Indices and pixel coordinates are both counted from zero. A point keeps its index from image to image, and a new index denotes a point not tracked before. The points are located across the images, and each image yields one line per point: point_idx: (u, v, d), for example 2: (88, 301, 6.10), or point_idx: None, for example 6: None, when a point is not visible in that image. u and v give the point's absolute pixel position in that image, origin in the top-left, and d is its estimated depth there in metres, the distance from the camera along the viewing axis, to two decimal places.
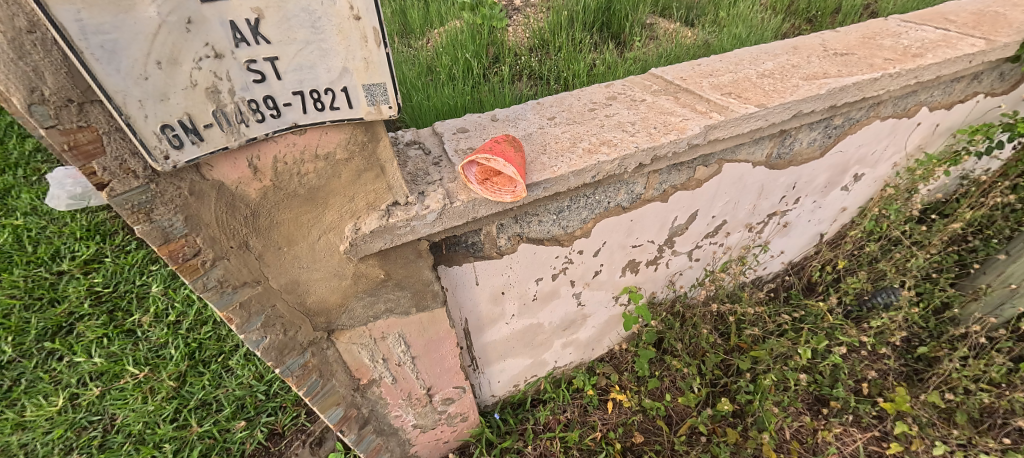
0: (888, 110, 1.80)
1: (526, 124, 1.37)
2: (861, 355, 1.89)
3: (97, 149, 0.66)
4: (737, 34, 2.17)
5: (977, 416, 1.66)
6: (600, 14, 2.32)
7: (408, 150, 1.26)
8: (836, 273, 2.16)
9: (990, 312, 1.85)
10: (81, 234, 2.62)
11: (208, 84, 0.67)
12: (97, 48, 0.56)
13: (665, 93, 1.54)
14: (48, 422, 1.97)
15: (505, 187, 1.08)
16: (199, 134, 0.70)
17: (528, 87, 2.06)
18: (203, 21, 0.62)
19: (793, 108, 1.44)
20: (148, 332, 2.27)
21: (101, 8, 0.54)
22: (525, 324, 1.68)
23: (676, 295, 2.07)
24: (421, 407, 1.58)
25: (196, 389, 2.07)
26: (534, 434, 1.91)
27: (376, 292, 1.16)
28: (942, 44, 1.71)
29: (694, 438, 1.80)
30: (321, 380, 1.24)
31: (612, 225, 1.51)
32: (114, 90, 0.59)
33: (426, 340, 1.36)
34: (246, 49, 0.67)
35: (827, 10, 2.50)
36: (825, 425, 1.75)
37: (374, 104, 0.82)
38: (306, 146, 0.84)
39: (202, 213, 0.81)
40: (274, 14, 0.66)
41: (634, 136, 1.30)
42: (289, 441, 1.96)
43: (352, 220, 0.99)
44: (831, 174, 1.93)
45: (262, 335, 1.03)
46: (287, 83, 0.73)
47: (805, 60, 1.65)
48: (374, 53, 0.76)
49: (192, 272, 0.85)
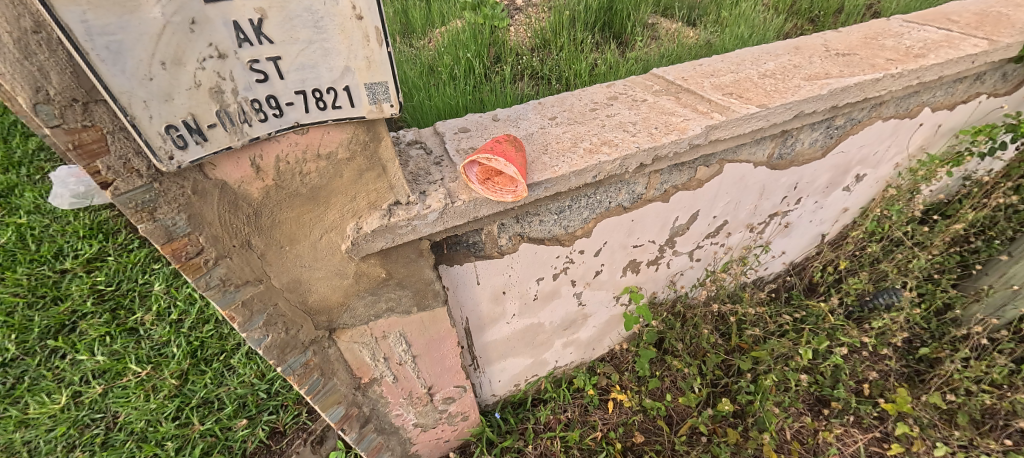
0: (890, 111, 1.80)
1: (527, 123, 1.37)
2: (862, 355, 1.89)
3: (102, 149, 0.66)
4: (739, 34, 2.17)
5: (979, 417, 1.66)
6: (602, 13, 2.32)
7: (410, 149, 1.27)
8: (837, 274, 2.16)
9: (992, 313, 1.85)
10: (83, 233, 2.63)
11: (212, 84, 0.67)
12: (102, 48, 0.56)
13: (666, 93, 1.54)
14: (51, 420, 1.98)
15: (506, 187, 1.08)
16: (203, 134, 0.70)
17: (530, 86, 2.06)
18: (206, 21, 0.62)
19: (794, 108, 1.44)
20: (151, 330, 2.28)
21: (106, 9, 0.55)
22: (526, 324, 1.69)
23: (676, 295, 2.07)
24: (421, 406, 1.58)
25: (198, 388, 2.08)
26: (535, 433, 1.91)
27: (377, 291, 1.16)
28: (944, 44, 1.71)
29: (694, 438, 1.80)
30: (322, 379, 1.24)
31: (613, 225, 1.51)
32: (119, 91, 0.60)
33: (427, 340, 1.37)
34: (249, 49, 0.67)
35: (829, 10, 2.50)
36: (825, 426, 1.75)
37: (376, 103, 0.82)
38: (308, 145, 0.84)
39: (205, 212, 0.82)
40: (277, 14, 0.66)
41: (635, 136, 1.30)
42: (290, 440, 1.97)
43: (354, 219, 0.99)
44: (832, 174, 1.93)
45: (264, 334, 1.03)
46: (289, 83, 0.73)
47: (807, 60, 1.65)
48: (376, 52, 0.76)
49: (195, 270, 0.85)
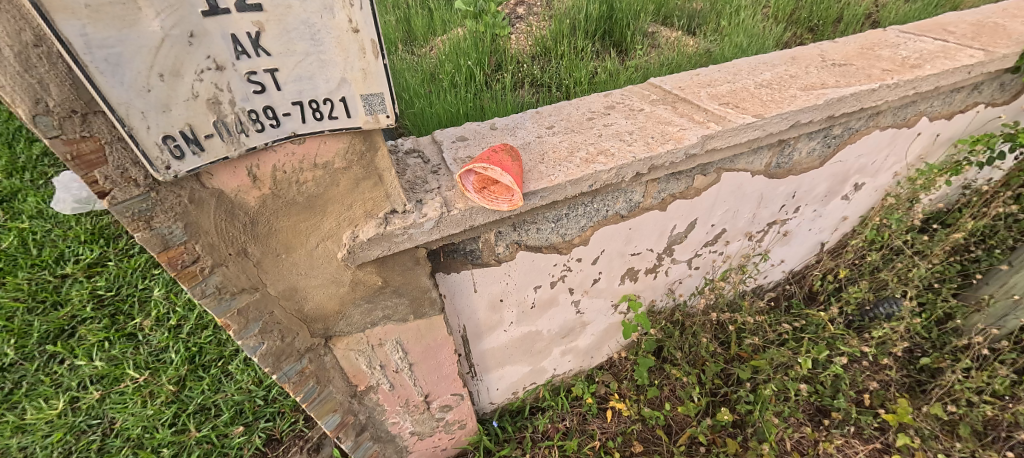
0: (888, 120, 1.80)
1: (525, 133, 1.38)
2: (862, 365, 1.87)
3: (100, 159, 0.67)
4: (739, 43, 2.18)
5: (981, 429, 1.65)
6: (602, 22, 2.34)
7: (407, 158, 1.27)
8: (837, 282, 2.16)
9: (994, 323, 1.84)
10: (85, 238, 2.64)
11: (210, 95, 0.68)
12: (102, 61, 0.57)
13: (664, 103, 1.55)
14: (48, 425, 1.98)
15: (503, 195, 1.10)
16: (200, 144, 0.71)
17: (530, 94, 2.07)
18: (205, 33, 0.63)
19: (790, 118, 1.45)
20: (149, 336, 2.28)
21: (106, 23, 0.56)
22: (524, 332, 1.68)
23: (676, 303, 2.06)
24: (419, 415, 1.58)
25: (195, 394, 2.08)
26: (533, 442, 1.90)
27: (374, 299, 1.16)
28: (941, 55, 1.72)
29: (693, 448, 1.79)
30: (318, 386, 1.24)
31: (611, 233, 1.52)
32: (117, 102, 0.60)
33: (424, 347, 1.37)
34: (247, 61, 0.68)
35: (829, 20, 2.51)
36: (826, 436, 1.73)
37: (372, 113, 0.83)
38: (305, 155, 0.85)
39: (201, 220, 0.83)
40: (275, 27, 0.67)
41: (631, 145, 1.31)
42: (288, 447, 1.96)
43: (350, 227, 1.00)
44: (831, 183, 1.93)
45: (259, 341, 1.04)
46: (287, 94, 0.74)
47: (804, 70, 1.66)
48: (372, 64, 0.78)
49: (191, 278, 0.86)
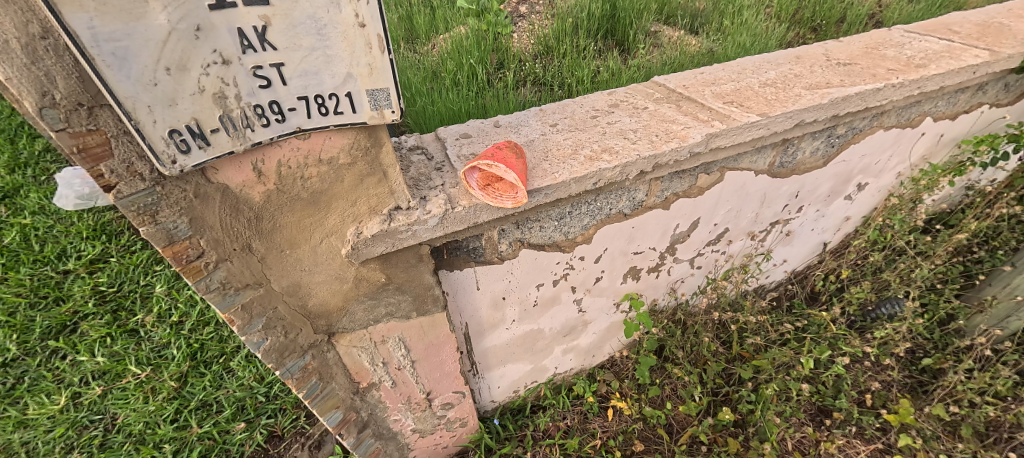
0: (892, 120, 1.80)
1: (528, 130, 1.37)
2: (864, 365, 1.87)
3: (106, 152, 0.67)
4: (741, 43, 2.18)
5: (983, 430, 1.65)
6: (605, 21, 2.33)
7: (411, 154, 1.27)
8: (839, 283, 2.15)
9: (996, 324, 1.83)
10: (87, 234, 2.64)
11: (216, 90, 0.68)
12: (109, 54, 0.57)
13: (667, 101, 1.54)
14: (50, 420, 1.98)
15: (506, 193, 1.10)
16: (206, 139, 0.71)
17: (533, 92, 2.07)
18: (211, 28, 0.63)
19: (795, 117, 1.44)
20: (150, 332, 2.28)
21: (113, 16, 0.55)
22: (526, 330, 1.68)
23: (677, 303, 2.06)
24: (420, 412, 1.58)
25: (197, 390, 2.08)
26: (534, 440, 1.90)
27: (377, 295, 1.16)
28: (946, 54, 1.71)
29: (694, 448, 1.78)
30: (321, 383, 1.24)
31: (614, 232, 1.51)
32: (124, 96, 0.60)
33: (425, 345, 1.37)
34: (252, 55, 0.68)
35: (832, 19, 2.49)
36: (827, 436, 1.73)
37: (377, 109, 0.83)
38: (310, 150, 0.85)
39: (206, 215, 0.83)
40: (281, 22, 0.67)
41: (635, 143, 1.30)
42: (289, 444, 1.97)
43: (354, 224, 1.00)
44: (834, 182, 1.93)
45: (262, 337, 1.04)
46: (292, 88, 0.74)
47: (808, 69, 1.65)
48: (378, 60, 0.77)
49: (196, 273, 0.86)
